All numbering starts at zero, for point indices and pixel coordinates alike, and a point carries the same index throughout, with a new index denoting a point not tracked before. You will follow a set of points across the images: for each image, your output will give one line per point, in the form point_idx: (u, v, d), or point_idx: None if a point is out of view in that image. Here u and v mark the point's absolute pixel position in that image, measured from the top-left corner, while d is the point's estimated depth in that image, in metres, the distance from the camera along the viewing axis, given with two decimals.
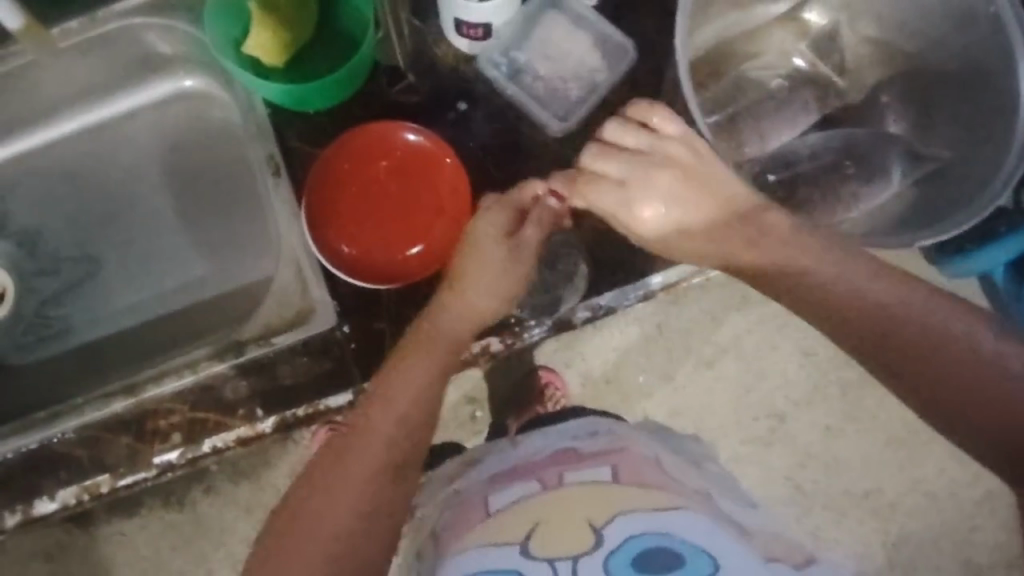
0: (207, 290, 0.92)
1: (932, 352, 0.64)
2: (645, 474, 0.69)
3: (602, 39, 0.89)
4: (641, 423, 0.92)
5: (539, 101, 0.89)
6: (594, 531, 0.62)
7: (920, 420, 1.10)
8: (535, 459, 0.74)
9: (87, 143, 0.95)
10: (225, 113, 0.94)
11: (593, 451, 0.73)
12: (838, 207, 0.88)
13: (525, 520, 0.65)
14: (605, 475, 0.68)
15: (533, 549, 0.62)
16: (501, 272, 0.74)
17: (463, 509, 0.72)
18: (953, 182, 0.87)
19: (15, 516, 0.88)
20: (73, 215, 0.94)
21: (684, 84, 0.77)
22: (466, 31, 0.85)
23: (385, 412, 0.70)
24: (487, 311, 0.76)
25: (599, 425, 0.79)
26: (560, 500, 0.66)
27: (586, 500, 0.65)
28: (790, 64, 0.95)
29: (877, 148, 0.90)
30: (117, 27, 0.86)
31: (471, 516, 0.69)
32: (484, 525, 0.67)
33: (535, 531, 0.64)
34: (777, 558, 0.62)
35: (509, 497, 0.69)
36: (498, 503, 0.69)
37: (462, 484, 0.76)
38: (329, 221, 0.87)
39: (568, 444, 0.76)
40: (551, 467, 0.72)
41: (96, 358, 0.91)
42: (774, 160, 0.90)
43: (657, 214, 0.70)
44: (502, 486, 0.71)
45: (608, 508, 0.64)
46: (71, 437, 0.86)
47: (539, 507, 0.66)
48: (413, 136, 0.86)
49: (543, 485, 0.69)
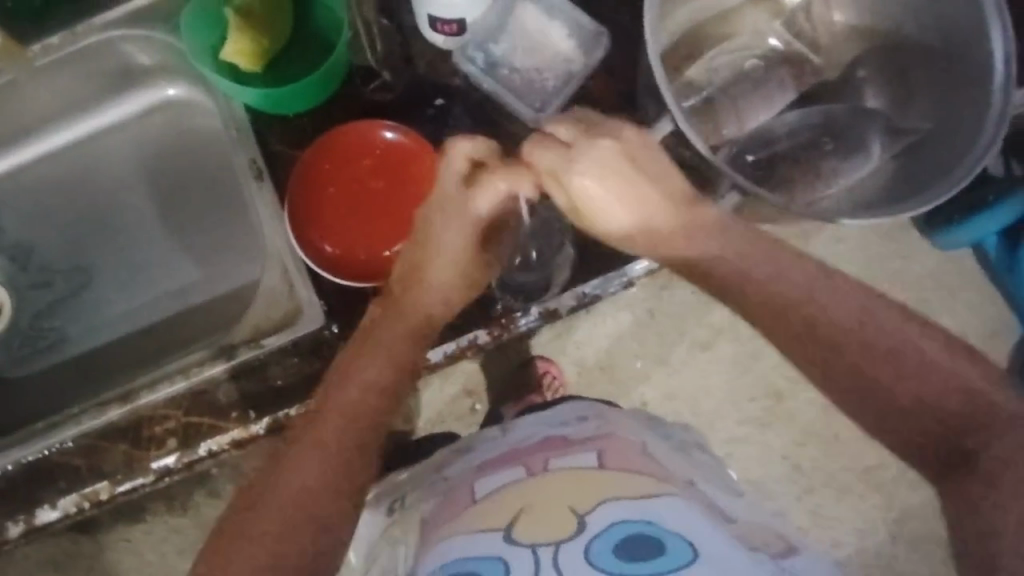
0: (196, 296, 0.93)
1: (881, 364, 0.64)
2: (629, 459, 0.69)
3: (577, 27, 0.88)
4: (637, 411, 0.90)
5: (515, 92, 0.88)
6: (577, 518, 0.62)
7: None
8: (522, 446, 0.75)
9: (74, 156, 0.96)
10: (207, 120, 0.95)
11: (580, 436, 0.74)
12: (817, 182, 0.88)
13: (510, 509, 0.65)
14: (591, 461, 0.69)
15: (514, 535, 0.62)
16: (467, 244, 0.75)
17: (450, 496, 0.73)
18: (933, 152, 0.86)
19: (18, 526, 0.89)
20: (63, 227, 0.94)
21: (658, 75, 0.76)
22: (441, 27, 0.84)
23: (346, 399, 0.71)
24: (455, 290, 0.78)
25: (587, 408, 0.80)
26: (543, 489, 0.67)
27: (570, 486, 0.66)
28: (765, 44, 0.95)
29: (855, 124, 0.90)
30: (99, 40, 0.87)
31: (459, 503, 0.70)
32: (469, 512, 0.68)
33: (519, 519, 0.64)
34: (759, 548, 0.61)
35: (494, 484, 0.70)
36: (484, 489, 0.70)
37: (449, 473, 0.77)
38: (312, 221, 0.87)
39: (557, 430, 0.77)
40: (538, 453, 0.72)
41: (93, 367, 0.92)
42: (753, 140, 0.91)
43: (593, 177, 0.69)
44: (490, 473, 0.72)
45: (591, 496, 0.64)
46: (70, 447, 0.87)
47: (524, 494, 0.66)
48: (391, 134, 0.86)
49: (529, 472, 0.70)
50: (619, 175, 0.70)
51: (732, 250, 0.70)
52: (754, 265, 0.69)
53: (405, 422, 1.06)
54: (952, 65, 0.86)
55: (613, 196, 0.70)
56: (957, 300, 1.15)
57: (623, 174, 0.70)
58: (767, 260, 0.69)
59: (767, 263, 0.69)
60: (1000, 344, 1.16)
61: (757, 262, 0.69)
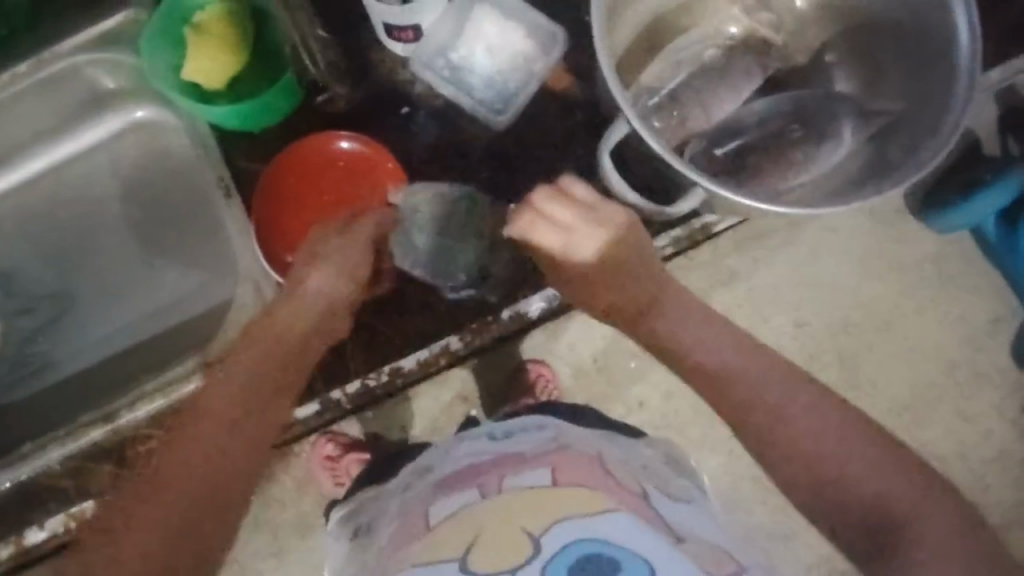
0: (174, 314, 0.94)
1: (779, 401, 0.76)
2: (581, 475, 0.73)
3: (533, 28, 0.88)
4: (612, 423, 0.96)
5: (475, 96, 0.89)
6: (532, 539, 0.66)
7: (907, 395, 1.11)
8: (479, 464, 0.80)
9: (51, 183, 0.97)
10: (176, 139, 0.96)
11: (536, 453, 0.78)
12: (789, 169, 0.87)
13: (464, 536, 0.69)
14: (544, 479, 0.73)
15: (470, 563, 0.66)
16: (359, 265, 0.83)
17: (410, 519, 0.77)
18: (904, 134, 0.84)
19: (8, 548, 0.91)
20: (45, 252, 0.96)
21: (611, 82, 0.75)
22: (398, 34, 0.85)
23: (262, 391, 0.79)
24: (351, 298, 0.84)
25: (546, 420, 0.86)
26: (500, 509, 0.71)
27: (527, 506, 0.70)
28: (727, 34, 0.94)
29: (825, 110, 0.89)
30: (63, 66, 0.88)
31: (415, 527, 0.75)
32: (426, 537, 0.72)
33: (475, 543, 0.68)
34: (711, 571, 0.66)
35: (450, 506, 0.74)
36: (438, 515, 0.74)
37: (414, 490, 0.83)
38: (278, 236, 0.88)
39: (510, 446, 0.81)
40: (493, 473, 0.77)
41: (78, 390, 0.94)
42: (721, 131, 0.90)
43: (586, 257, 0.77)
44: (445, 495, 0.77)
45: (547, 517, 0.68)
46: (56, 469, 0.89)
47: (481, 517, 0.70)
48: (347, 143, 0.87)
49: (484, 493, 0.73)
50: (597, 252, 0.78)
51: (671, 320, 0.81)
52: (672, 324, 0.81)
53: (401, 430, 1.05)
54: (916, 46, 0.84)
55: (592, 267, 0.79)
56: (957, 284, 1.12)
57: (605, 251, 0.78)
58: (679, 318, 0.81)
59: (689, 330, 0.81)
60: (1005, 327, 1.12)
61: (682, 328, 0.81)
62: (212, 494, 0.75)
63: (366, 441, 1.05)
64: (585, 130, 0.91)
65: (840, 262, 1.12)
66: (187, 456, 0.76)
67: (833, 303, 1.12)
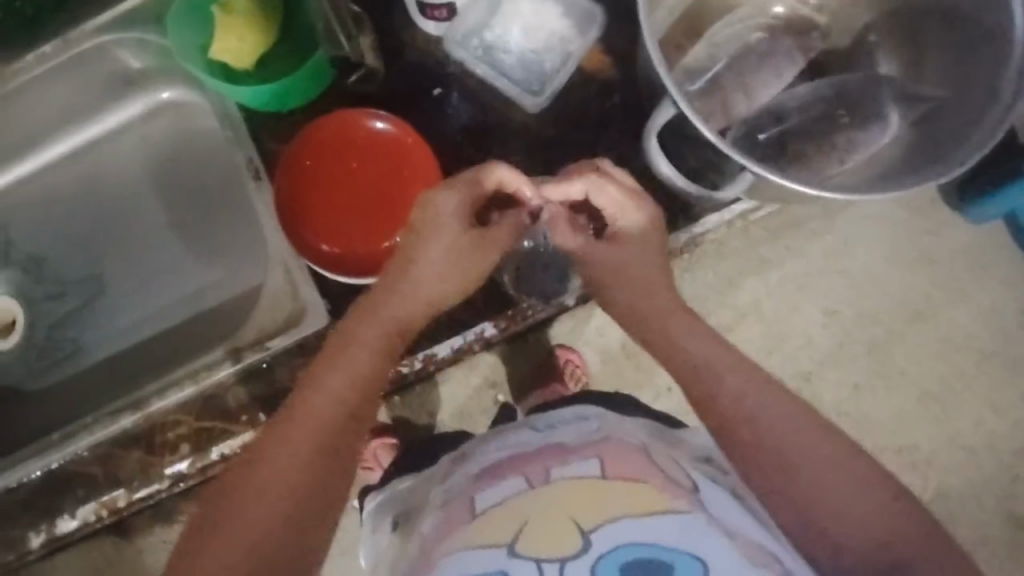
0: (205, 300, 0.93)
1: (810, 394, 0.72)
2: (629, 464, 0.73)
3: (569, 6, 0.86)
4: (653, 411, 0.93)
5: (509, 75, 0.87)
6: (583, 535, 0.66)
7: (935, 383, 1.10)
8: (525, 452, 0.79)
9: (79, 165, 0.96)
10: (205, 121, 0.95)
11: (579, 443, 0.78)
12: (832, 155, 0.85)
13: (511, 523, 0.68)
14: (594, 470, 0.71)
15: (519, 549, 0.65)
16: (449, 266, 0.73)
17: (454, 507, 0.77)
18: (951, 120, 0.80)
19: (41, 535, 0.89)
20: (74, 236, 0.95)
21: (658, 63, 0.72)
22: (432, 12, 0.82)
23: (316, 418, 0.68)
24: (421, 299, 0.74)
25: (587, 411, 0.86)
26: (546, 500, 0.69)
27: (573, 498, 0.69)
28: (769, 14, 0.92)
29: (869, 93, 0.87)
30: (91, 46, 0.86)
31: (461, 516, 0.74)
32: (471, 524, 0.71)
33: (522, 532, 0.67)
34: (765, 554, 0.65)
35: (496, 496, 0.73)
36: (484, 503, 0.73)
37: (451, 483, 0.82)
38: (307, 221, 0.85)
39: (555, 436, 0.81)
40: (537, 463, 0.76)
41: (107, 374, 0.93)
42: (765, 115, 0.88)
43: (629, 225, 0.75)
44: (489, 485, 0.76)
45: (596, 513, 0.67)
46: (85, 457, 0.87)
47: (526, 506, 0.70)
48: (381, 124, 0.85)
49: (531, 483, 0.72)
50: (641, 238, 0.76)
51: (711, 358, 0.73)
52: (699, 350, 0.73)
53: (427, 417, 1.05)
54: (954, 30, 0.81)
55: (635, 242, 0.76)
56: (993, 274, 1.10)
57: (643, 238, 0.76)
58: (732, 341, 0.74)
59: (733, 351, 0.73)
60: None
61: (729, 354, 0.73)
62: (263, 541, 0.62)
63: (392, 425, 1.04)
64: (621, 111, 0.89)
65: (877, 249, 1.09)
66: (230, 502, 0.65)
67: (867, 290, 1.10)
